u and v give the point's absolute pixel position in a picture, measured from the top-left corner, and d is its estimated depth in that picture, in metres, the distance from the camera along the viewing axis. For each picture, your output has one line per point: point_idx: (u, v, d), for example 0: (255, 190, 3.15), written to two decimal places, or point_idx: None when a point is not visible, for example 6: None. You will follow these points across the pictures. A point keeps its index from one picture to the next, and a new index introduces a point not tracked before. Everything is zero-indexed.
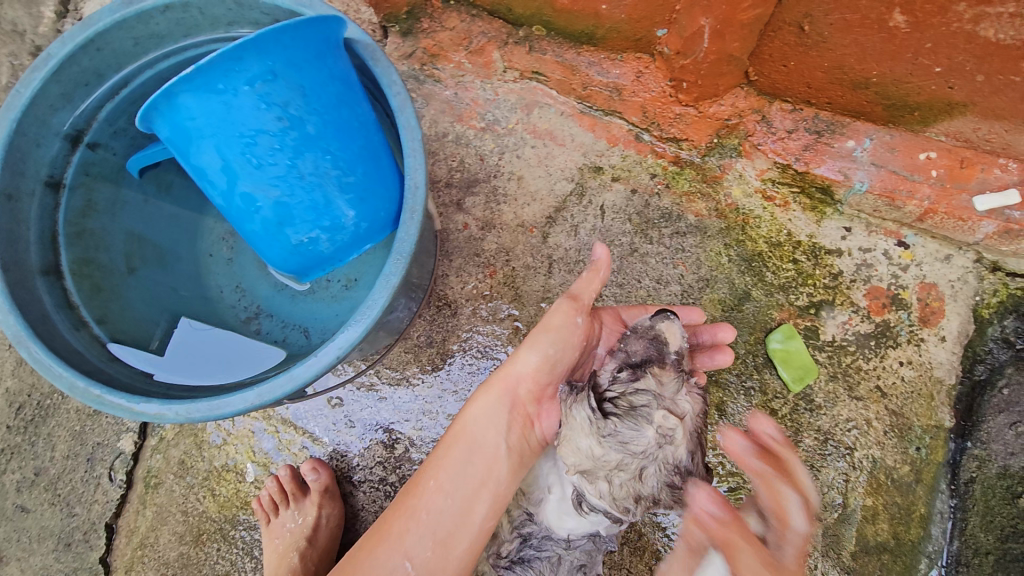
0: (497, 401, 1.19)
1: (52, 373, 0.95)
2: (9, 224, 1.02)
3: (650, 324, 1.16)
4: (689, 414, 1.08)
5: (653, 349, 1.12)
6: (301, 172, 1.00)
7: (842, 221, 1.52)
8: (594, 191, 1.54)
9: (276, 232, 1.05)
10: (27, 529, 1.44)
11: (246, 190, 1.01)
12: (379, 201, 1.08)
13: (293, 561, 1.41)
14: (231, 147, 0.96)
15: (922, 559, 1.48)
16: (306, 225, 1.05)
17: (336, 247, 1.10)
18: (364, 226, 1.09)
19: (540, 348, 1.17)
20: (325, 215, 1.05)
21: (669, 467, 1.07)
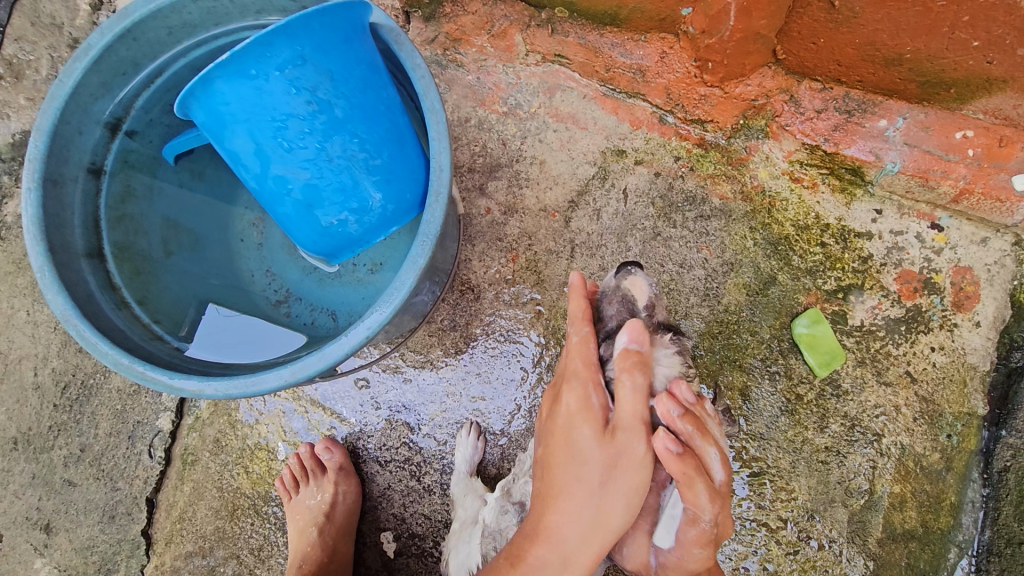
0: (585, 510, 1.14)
1: (99, 351, 0.99)
2: (55, 208, 1.07)
3: (616, 284, 1.22)
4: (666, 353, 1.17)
5: (626, 313, 1.18)
6: (330, 155, 1.03)
7: (873, 203, 1.49)
8: (617, 174, 1.53)
9: (306, 214, 1.09)
10: (73, 502, 1.51)
11: (277, 173, 1.04)
12: (404, 183, 1.11)
13: (312, 536, 1.44)
14: (263, 131, 0.99)
15: (951, 548, 1.46)
16: (335, 207, 1.09)
17: (363, 228, 1.14)
18: (391, 208, 1.12)
19: (628, 482, 1.12)
20: (353, 198, 1.08)
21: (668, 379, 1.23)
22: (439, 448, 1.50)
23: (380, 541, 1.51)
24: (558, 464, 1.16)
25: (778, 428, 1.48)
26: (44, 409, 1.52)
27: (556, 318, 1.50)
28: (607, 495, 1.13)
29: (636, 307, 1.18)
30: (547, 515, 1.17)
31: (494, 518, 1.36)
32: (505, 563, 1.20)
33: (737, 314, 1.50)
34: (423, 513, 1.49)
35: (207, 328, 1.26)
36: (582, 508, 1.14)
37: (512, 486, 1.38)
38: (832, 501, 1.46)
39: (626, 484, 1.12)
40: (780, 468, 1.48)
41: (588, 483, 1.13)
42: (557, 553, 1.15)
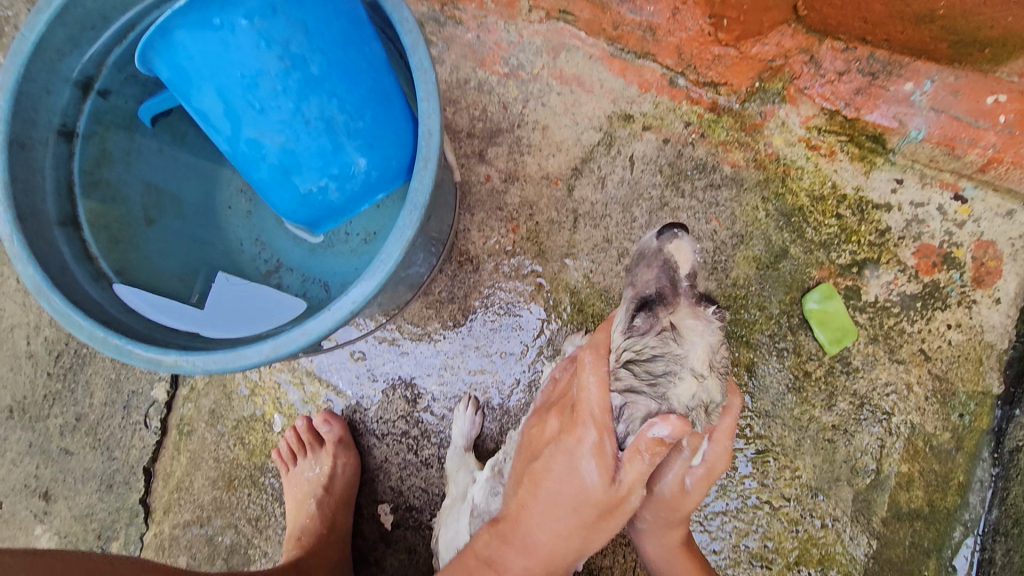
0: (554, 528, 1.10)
1: (73, 323, 0.95)
2: (25, 173, 1.02)
3: (658, 246, 1.08)
4: (705, 339, 0.98)
5: (663, 281, 1.03)
6: (306, 116, 1.01)
7: (893, 172, 1.42)
8: (624, 141, 1.46)
9: (284, 180, 1.06)
10: (71, 470, 1.51)
11: (250, 136, 1.02)
12: (390, 147, 1.05)
13: (311, 508, 1.42)
14: (232, 89, 0.98)
15: (956, 527, 1.43)
16: (314, 173, 1.06)
17: (344, 197, 1.10)
18: (375, 174, 1.07)
19: (605, 527, 1.11)
20: (332, 163, 1.05)
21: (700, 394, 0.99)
22: (437, 422, 1.47)
23: (378, 513, 1.49)
24: (559, 491, 1.09)
25: (784, 405, 1.43)
26: (38, 378, 1.51)
27: (558, 291, 1.45)
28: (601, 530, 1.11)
29: (675, 275, 1.03)
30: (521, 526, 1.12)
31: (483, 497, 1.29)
32: (485, 569, 1.14)
33: (745, 288, 1.43)
34: (421, 487, 1.47)
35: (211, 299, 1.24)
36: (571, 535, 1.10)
37: (500, 462, 1.30)
38: (837, 479, 1.42)
39: (601, 527, 1.10)
40: (785, 446, 1.43)
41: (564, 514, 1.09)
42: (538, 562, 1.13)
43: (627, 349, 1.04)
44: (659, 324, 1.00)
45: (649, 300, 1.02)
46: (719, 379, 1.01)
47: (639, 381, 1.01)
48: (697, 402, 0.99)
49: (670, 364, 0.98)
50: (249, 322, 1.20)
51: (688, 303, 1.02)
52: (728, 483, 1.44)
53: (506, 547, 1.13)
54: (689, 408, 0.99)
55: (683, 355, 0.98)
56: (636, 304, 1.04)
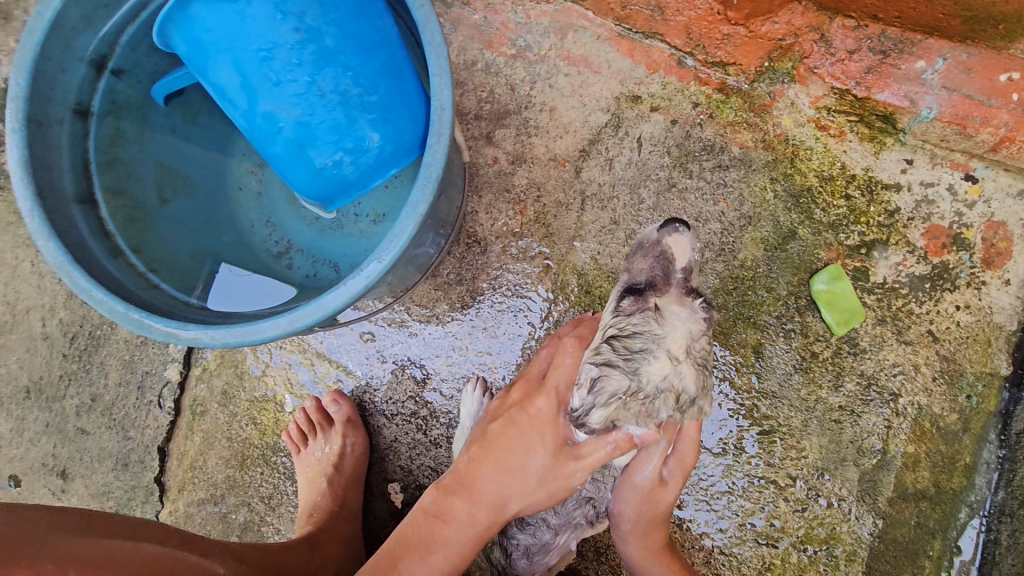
0: (500, 488, 1.17)
1: (93, 298, 0.97)
2: (42, 151, 1.03)
3: (656, 237, 1.11)
4: (686, 327, 0.98)
5: (657, 270, 1.07)
6: (321, 89, 1.03)
7: (903, 152, 1.41)
8: (632, 122, 1.46)
9: (300, 154, 1.07)
10: (87, 449, 1.54)
11: (266, 109, 1.04)
12: (404, 121, 1.07)
13: (321, 486, 1.45)
14: (250, 61, 1.01)
15: (962, 508, 1.43)
16: (329, 147, 1.07)
17: (360, 171, 1.10)
18: (389, 148, 1.08)
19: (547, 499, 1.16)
20: (348, 136, 1.06)
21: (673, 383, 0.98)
22: (446, 402, 1.49)
23: (388, 491, 1.52)
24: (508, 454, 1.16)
25: (791, 386, 1.43)
26: (54, 359, 1.54)
27: (565, 273, 1.46)
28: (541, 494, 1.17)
29: (668, 266, 1.07)
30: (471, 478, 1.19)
31: None
32: (434, 520, 1.20)
33: (753, 270, 1.43)
34: (430, 466, 1.49)
35: (219, 285, 1.25)
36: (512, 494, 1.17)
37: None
38: (843, 459, 1.43)
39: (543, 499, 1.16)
40: (792, 427, 1.44)
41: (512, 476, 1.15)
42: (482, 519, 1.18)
43: (612, 326, 1.05)
44: (644, 305, 1.02)
45: (641, 286, 1.06)
46: (696, 370, 0.99)
47: (615, 355, 1.00)
48: (667, 385, 0.98)
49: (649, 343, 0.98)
50: (264, 303, 1.24)
51: (677, 292, 1.04)
52: (734, 463, 1.45)
53: (453, 498, 1.20)
54: (658, 391, 0.98)
55: (663, 336, 0.98)
56: (629, 289, 1.07)
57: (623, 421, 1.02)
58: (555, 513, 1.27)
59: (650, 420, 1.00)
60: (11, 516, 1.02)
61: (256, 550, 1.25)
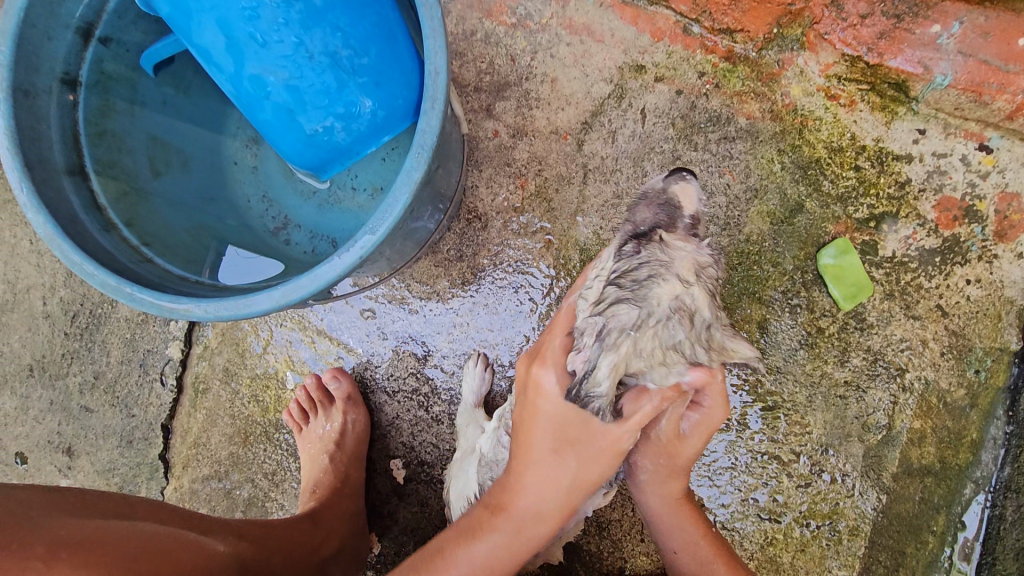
0: (549, 475, 1.09)
1: (84, 271, 0.95)
2: (29, 121, 1.01)
3: (662, 187, 1.06)
4: (689, 249, 0.92)
5: (662, 215, 0.99)
6: (309, 51, 1.04)
7: (916, 122, 1.37)
8: (635, 92, 1.42)
9: (289, 120, 1.10)
10: (92, 427, 1.55)
11: (254, 72, 1.05)
12: (396, 86, 1.09)
13: (324, 462, 1.45)
14: (234, 21, 1.01)
15: (967, 484, 1.42)
16: (319, 112, 1.10)
17: (351, 137, 1.14)
18: (382, 114, 1.11)
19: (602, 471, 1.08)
20: (338, 101, 1.08)
21: (685, 307, 0.87)
22: (447, 378, 1.48)
23: (390, 468, 1.52)
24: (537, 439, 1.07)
25: (796, 361, 1.42)
26: (56, 337, 1.55)
27: (567, 248, 1.44)
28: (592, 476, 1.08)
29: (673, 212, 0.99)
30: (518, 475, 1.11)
31: (490, 448, 1.29)
32: (485, 512, 1.15)
33: (759, 244, 1.40)
34: (432, 442, 1.49)
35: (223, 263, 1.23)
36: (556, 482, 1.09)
37: (506, 415, 1.29)
38: (848, 435, 1.41)
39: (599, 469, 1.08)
40: (797, 403, 1.42)
41: (557, 463, 1.07)
42: (530, 512, 1.12)
43: (612, 270, 0.94)
44: (648, 240, 0.93)
45: (644, 231, 0.96)
46: (709, 294, 0.90)
47: (620, 290, 0.89)
48: (679, 307, 0.87)
49: (658, 267, 0.89)
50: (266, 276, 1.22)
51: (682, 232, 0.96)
52: (738, 439, 1.44)
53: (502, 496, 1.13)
54: (672, 314, 0.87)
55: (670, 262, 0.90)
56: (629, 237, 0.97)
57: (635, 363, 0.88)
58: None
59: (666, 352, 0.88)
60: (6, 498, 1.02)
61: (257, 527, 1.25)
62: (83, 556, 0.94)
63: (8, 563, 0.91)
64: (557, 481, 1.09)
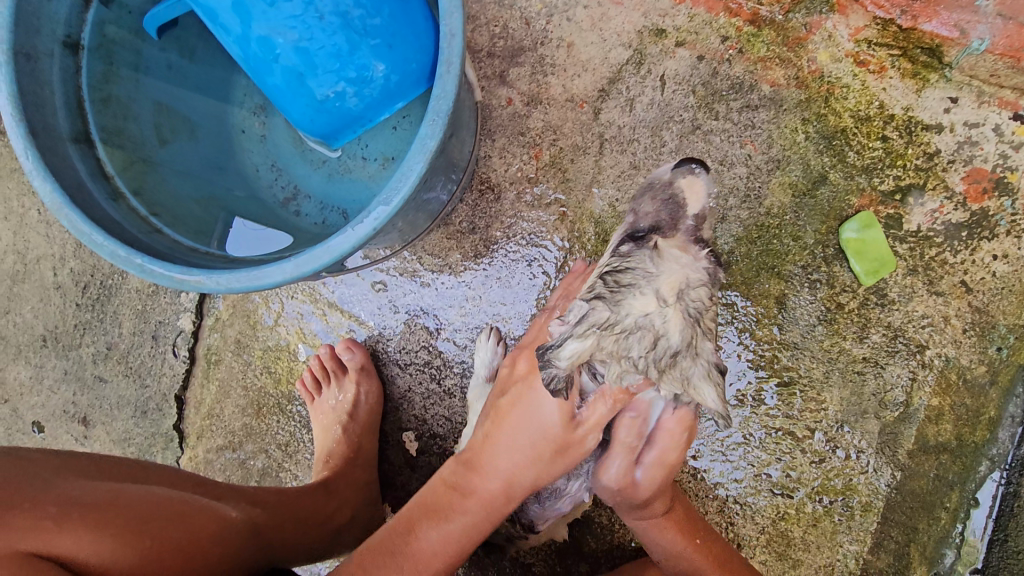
0: (517, 464, 1.14)
1: (92, 242, 0.94)
2: (32, 86, 0.99)
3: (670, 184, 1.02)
4: (679, 263, 0.91)
5: (665, 214, 0.97)
6: (320, 11, 1.01)
7: (948, 90, 1.31)
8: (655, 58, 1.37)
9: (299, 85, 1.08)
10: (106, 397, 1.56)
11: (262, 34, 1.02)
12: (410, 50, 1.07)
13: (337, 433, 1.45)
14: None
15: (982, 461, 1.39)
16: (331, 77, 1.07)
17: (363, 103, 1.13)
18: (395, 79, 1.10)
19: (567, 465, 1.13)
20: (350, 65, 1.06)
21: (652, 324, 0.90)
22: (459, 352, 1.47)
23: (403, 440, 1.52)
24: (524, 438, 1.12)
25: (814, 337, 1.39)
26: (68, 308, 1.55)
27: (581, 221, 1.40)
28: (552, 470, 1.14)
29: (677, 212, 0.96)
30: (486, 456, 1.17)
31: None
32: (450, 494, 1.18)
33: (780, 217, 1.37)
34: (444, 415, 1.48)
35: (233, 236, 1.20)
36: (532, 475, 1.15)
37: None
38: (864, 412, 1.40)
39: (564, 464, 1.13)
40: (813, 378, 1.40)
41: (525, 451, 1.13)
42: (496, 496, 1.16)
43: (606, 266, 0.98)
44: (643, 243, 0.94)
45: (642, 231, 0.97)
46: (683, 316, 0.89)
47: (604, 287, 0.94)
48: (646, 323, 0.90)
49: (640, 279, 0.91)
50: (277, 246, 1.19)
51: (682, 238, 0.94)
52: (752, 415, 1.43)
53: (469, 474, 1.18)
54: (637, 328, 0.90)
55: (656, 273, 0.90)
56: (628, 236, 0.99)
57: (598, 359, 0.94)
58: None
59: (621, 358, 0.91)
60: (15, 456, 1.00)
61: (270, 493, 1.26)
62: (93, 516, 0.95)
63: (13, 523, 0.90)
64: (524, 468, 1.14)
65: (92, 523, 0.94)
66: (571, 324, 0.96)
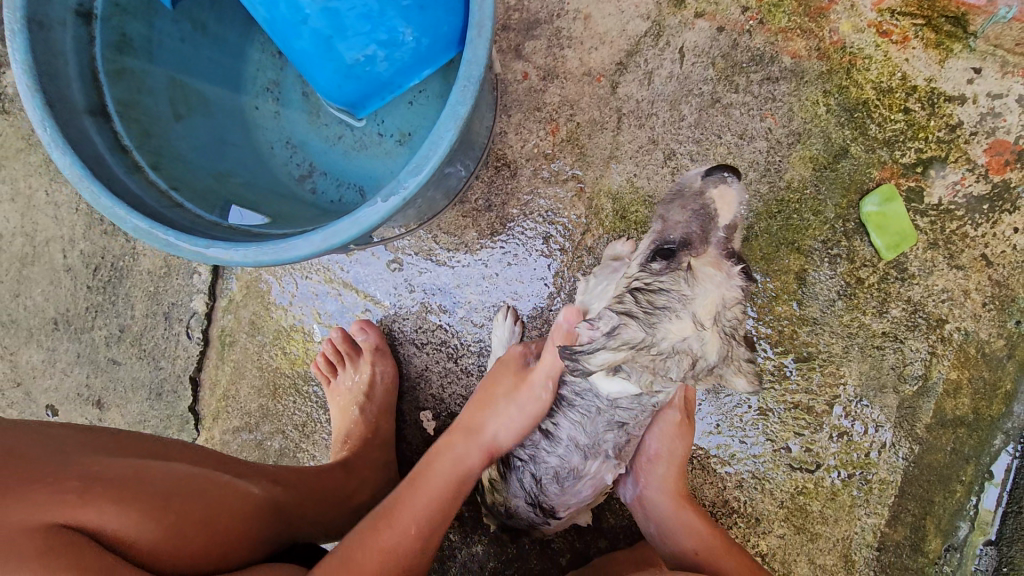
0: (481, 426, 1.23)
1: (114, 215, 0.92)
2: (45, 56, 0.98)
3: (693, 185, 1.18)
4: (713, 287, 1.02)
5: (694, 225, 1.18)
6: None
7: (972, 60, 1.29)
8: (674, 30, 1.35)
9: (328, 48, 1.08)
10: (120, 380, 1.55)
11: None
12: (442, 14, 1.06)
13: (354, 414, 1.44)
14: None
15: (997, 435, 1.39)
16: (361, 40, 1.07)
17: (393, 67, 1.14)
18: (426, 43, 1.10)
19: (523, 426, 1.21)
20: (381, 28, 1.06)
21: (686, 349, 0.99)
22: (476, 331, 1.45)
23: (420, 420, 1.51)
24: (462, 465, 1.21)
25: (833, 312, 1.39)
26: (79, 290, 1.54)
27: (599, 198, 1.39)
28: (511, 429, 1.22)
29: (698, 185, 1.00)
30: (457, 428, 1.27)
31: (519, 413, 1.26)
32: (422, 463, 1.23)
33: (800, 191, 1.35)
34: (462, 395, 1.47)
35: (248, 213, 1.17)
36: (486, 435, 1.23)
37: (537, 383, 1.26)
38: (883, 387, 1.40)
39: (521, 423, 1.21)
40: (832, 354, 1.40)
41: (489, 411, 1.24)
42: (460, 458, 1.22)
43: (636, 280, 1.08)
44: (677, 264, 1.07)
45: (674, 249, 1.12)
46: (720, 338, 1.01)
47: (636, 306, 1.02)
48: (684, 347, 0.99)
49: (674, 303, 1.01)
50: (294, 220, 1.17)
51: (713, 254, 1.11)
52: (771, 390, 1.43)
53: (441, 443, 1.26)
54: (674, 351, 1.00)
55: (691, 298, 1.01)
56: (658, 250, 1.14)
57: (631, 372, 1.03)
58: (584, 431, 1.19)
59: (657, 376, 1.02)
60: (41, 433, 0.99)
61: (291, 472, 1.25)
62: (118, 491, 0.93)
63: (42, 498, 0.88)
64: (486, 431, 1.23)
65: (119, 501, 0.92)
66: (602, 335, 1.02)
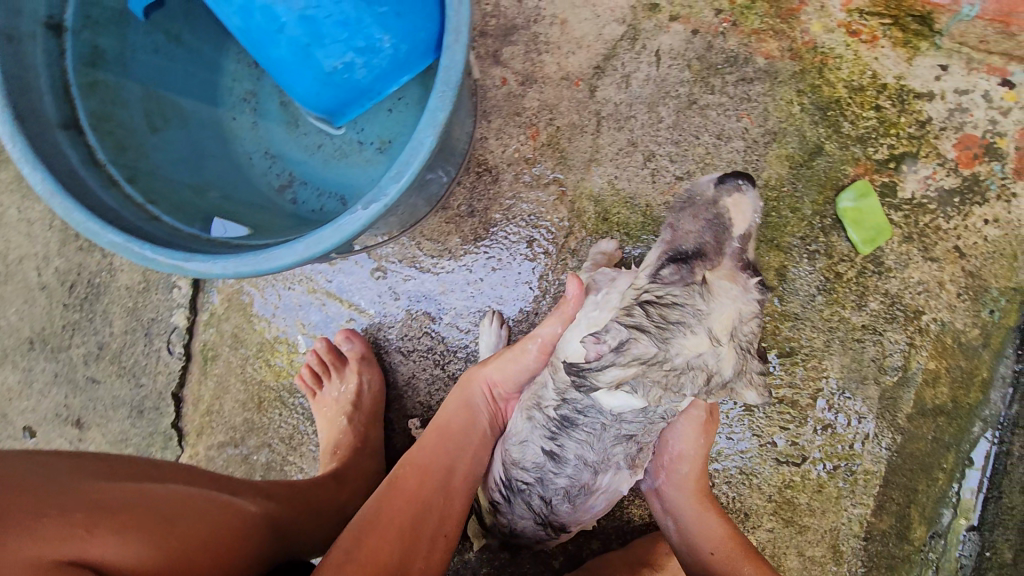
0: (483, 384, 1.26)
1: (90, 230, 0.91)
2: (16, 69, 0.97)
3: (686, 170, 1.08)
4: (730, 303, 0.96)
5: (708, 235, 1.03)
6: None
7: (938, 58, 1.33)
8: (649, 34, 1.37)
9: (306, 57, 1.08)
10: (100, 399, 1.52)
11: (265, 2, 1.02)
12: (418, 20, 1.07)
13: (342, 425, 1.42)
14: None
15: (976, 423, 1.42)
16: (339, 47, 1.08)
17: (372, 74, 1.14)
18: (404, 48, 1.11)
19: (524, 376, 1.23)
20: (358, 35, 1.07)
21: (702, 366, 0.94)
22: (462, 336, 1.45)
23: (409, 428, 1.50)
24: (450, 421, 1.24)
25: (814, 307, 1.41)
26: (54, 309, 1.51)
27: (581, 200, 1.39)
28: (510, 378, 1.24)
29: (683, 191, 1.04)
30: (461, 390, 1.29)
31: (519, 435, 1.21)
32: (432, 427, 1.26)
33: (778, 189, 1.37)
34: None
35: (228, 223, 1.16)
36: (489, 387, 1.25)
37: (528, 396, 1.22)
38: (864, 378, 1.42)
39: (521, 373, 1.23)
40: (814, 348, 1.42)
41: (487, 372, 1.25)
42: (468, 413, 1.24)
43: (647, 291, 0.99)
44: (690, 277, 0.98)
45: (687, 256, 1.01)
46: (736, 353, 0.95)
47: (649, 320, 0.96)
48: (699, 363, 0.94)
49: (688, 318, 0.95)
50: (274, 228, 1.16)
51: (728, 267, 1.01)
52: None
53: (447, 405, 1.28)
54: (688, 367, 0.94)
55: (707, 312, 0.94)
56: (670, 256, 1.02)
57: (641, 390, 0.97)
58: (591, 449, 1.12)
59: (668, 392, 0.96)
60: (26, 459, 0.95)
61: (281, 485, 1.24)
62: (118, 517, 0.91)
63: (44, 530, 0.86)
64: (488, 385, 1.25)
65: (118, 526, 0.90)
66: (610, 351, 0.97)
